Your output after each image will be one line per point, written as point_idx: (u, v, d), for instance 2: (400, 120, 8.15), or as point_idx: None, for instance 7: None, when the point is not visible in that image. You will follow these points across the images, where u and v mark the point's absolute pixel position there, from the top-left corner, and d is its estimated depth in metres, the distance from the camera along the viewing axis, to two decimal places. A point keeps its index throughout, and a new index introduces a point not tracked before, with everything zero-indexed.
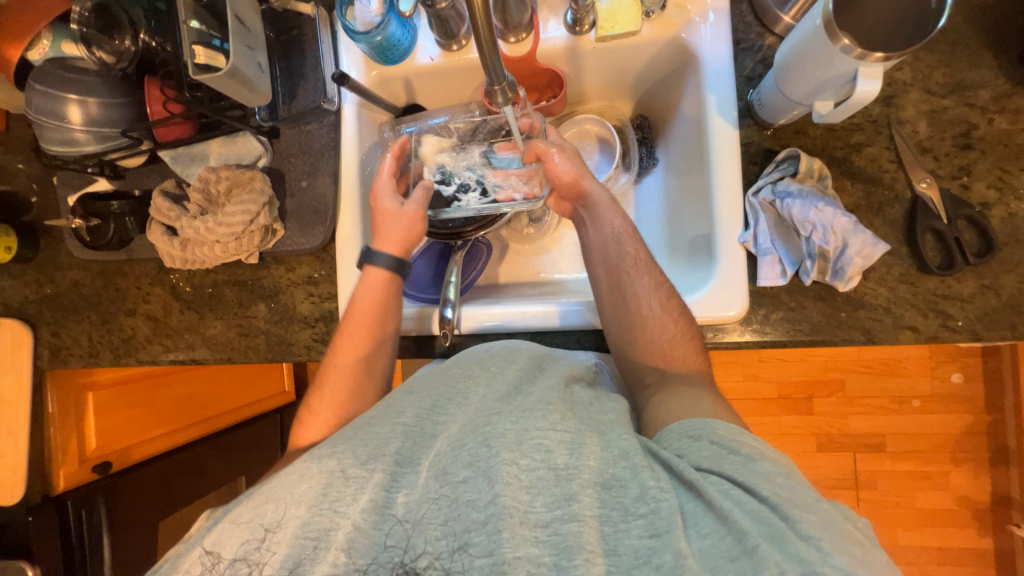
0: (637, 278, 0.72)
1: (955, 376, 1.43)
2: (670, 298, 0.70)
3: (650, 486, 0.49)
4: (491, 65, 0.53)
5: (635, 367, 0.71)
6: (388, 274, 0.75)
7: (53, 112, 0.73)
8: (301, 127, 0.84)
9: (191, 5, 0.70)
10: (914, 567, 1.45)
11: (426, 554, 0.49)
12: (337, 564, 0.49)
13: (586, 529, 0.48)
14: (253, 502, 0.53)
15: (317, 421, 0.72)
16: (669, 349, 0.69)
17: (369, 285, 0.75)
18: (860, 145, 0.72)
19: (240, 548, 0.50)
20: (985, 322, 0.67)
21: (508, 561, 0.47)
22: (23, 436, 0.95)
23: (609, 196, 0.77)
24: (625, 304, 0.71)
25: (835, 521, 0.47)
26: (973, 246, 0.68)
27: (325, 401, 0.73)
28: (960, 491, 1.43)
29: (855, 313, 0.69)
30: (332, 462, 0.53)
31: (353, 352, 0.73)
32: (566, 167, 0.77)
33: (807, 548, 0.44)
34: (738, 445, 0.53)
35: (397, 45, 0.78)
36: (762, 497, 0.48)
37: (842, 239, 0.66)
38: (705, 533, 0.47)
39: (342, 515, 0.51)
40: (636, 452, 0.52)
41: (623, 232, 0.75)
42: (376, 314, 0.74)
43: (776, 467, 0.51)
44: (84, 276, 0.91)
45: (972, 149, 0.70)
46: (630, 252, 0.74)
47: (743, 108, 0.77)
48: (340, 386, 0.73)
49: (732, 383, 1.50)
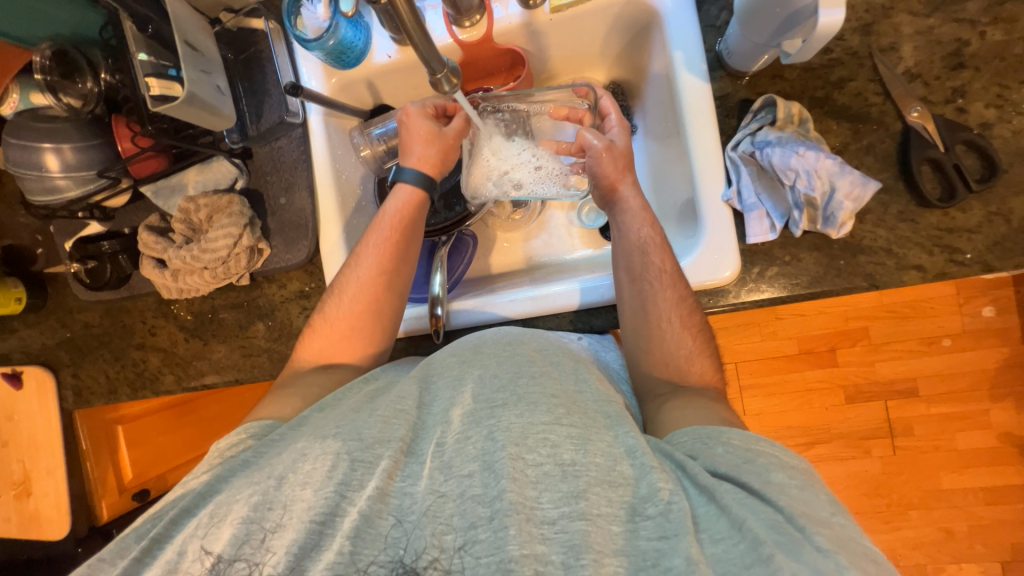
0: (660, 292, 0.66)
1: (987, 309, 1.36)
2: (691, 314, 0.66)
3: (660, 488, 0.47)
4: (428, 54, 0.51)
5: (647, 372, 0.67)
6: (419, 193, 0.76)
7: (30, 164, 0.75)
8: (271, 144, 0.84)
9: (141, 38, 0.70)
10: (961, 510, 1.40)
11: (428, 555, 0.46)
12: (342, 553, 0.46)
13: (594, 530, 0.45)
14: (252, 477, 0.51)
15: (326, 333, 0.72)
16: (687, 366, 0.65)
17: (398, 201, 0.75)
18: (842, 81, 0.68)
19: (240, 538, 0.48)
20: (996, 251, 0.63)
21: (514, 559, 0.44)
22: (60, 473, 1.01)
23: (640, 202, 0.72)
24: (644, 313, 0.67)
25: (850, 536, 0.44)
26: (976, 172, 0.64)
27: (339, 313, 0.72)
28: (1001, 427, 1.38)
29: (855, 259, 0.66)
30: (336, 443, 0.51)
31: (378, 267, 0.72)
32: (606, 164, 0.72)
33: (825, 561, 0.41)
34: (753, 455, 0.51)
35: (351, 47, 0.77)
36: (777, 506, 0.46)
37: (829, 182, 0.63)
38: (718, 539, 0.44)
39: (349, 501, 0.49)
40: (643, 451, 0.49)
41: (651, 242, 0.69)
42: (402, 233, 0.73)
43: (792, 478, 0.48)
44: (94, 317, 0.94)
45: (965, 68, 0.66)
46: (655, 263, 0.67)
47: (712, 59, 0.73)
48: (354, 297, 0.71)
49: (750, 346, 1.46)
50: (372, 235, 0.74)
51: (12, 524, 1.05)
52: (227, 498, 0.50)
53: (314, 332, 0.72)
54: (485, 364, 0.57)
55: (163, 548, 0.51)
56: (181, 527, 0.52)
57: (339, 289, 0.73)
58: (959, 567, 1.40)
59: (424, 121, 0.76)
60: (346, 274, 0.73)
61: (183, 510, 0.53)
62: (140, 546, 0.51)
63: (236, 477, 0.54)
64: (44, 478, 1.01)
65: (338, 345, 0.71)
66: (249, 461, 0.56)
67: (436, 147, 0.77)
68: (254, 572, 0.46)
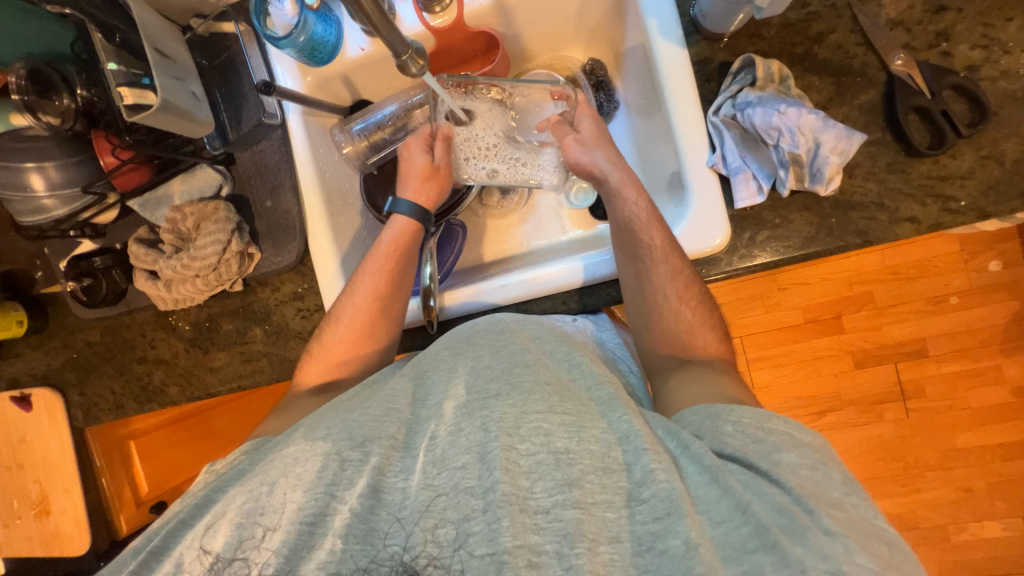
0: (655, 268, 0.65)
1: (993, 264, 1.34)
2: (688, 287, 0.65)
3: (654, 470, 0.46)
4: (391, 36, 0.50)
5: (651, 352, 0.68)
6: (414, 223, 0.77)
7: (15, 185, 0.77)
8: (253, 148, 0.84)
9: (109, 48, 0.70)
10: (978, 468, 1.38)
11: (425, 554, 0.46)
12: (334, 552, 0.46)
13: (588, 517, 0.45)
14: (247, 485, 0.51)
15: (322, 361, 0.73)
16: (689, 339, 0.65)
17: (394, 230, 0.77)
18: (822, 35, 0.67)
19: (235, 542, 0.48)
20: (991, 196, 0.62)
21: (508, 551, 0.44)
22: (76, 491, 1.02)
23: (622, 177, 0.72)
24: (641, 290, 0.66)
25: (862, 518, 0.45)
26: (966, 116, 0.63)
27: (336, 338, 0.73)
28: (1014, 381, 1.36)
29: (846, 216, 0.65)
30: (327, 443, 0.51)
31: (373, 293, 0.73)
32: (579, 153, 0.75)
33: (832, 545, 0.41)
34: (764, 434, 0.50)
35: (323, 42, 0.76)
36: (785, 488, 0.45)
37: (813, 138, 0.62)
38: (719, 521, 0.44)
39: (340, 500, 0.49)
40: (637, 435, 0.49)
41: (639, 218, 0.68)
42: (397, 259, 0.75)
43: (803, 458, 0.48)
44: (95, 334, 0.95)
45: (948, 10, 0.64)
46: (645, 239, 0.66)
47: (688, 25, 0.72)
48: (350, 323, 0.72)
49: (754, 318, 1.44)
50: (367, 262, 0.75)
51: (33, 544, 1.07)
52: (223, 505, 0.51)
53: (313, 359, 0.73)
54: (478, 354, 0.57)
55: (164, 558, 0.51)
56: (180, 539, 0.52)
57: (337, 315, 0.74)
58: (979, 525, 1.39)
59: (420, 155, 0.79)
60: (342, 301, 0.74)
61: (184, 519, 0.53)
62: (139, 558, 0.51)
63: (231, 487, 0.54)
64: (61, 497, 1.03)
65: (336, 369, 0.72)
66: (245, 472, 0.56)
67: (428, 179, 0.79)
68: (252, 571, 0.46)
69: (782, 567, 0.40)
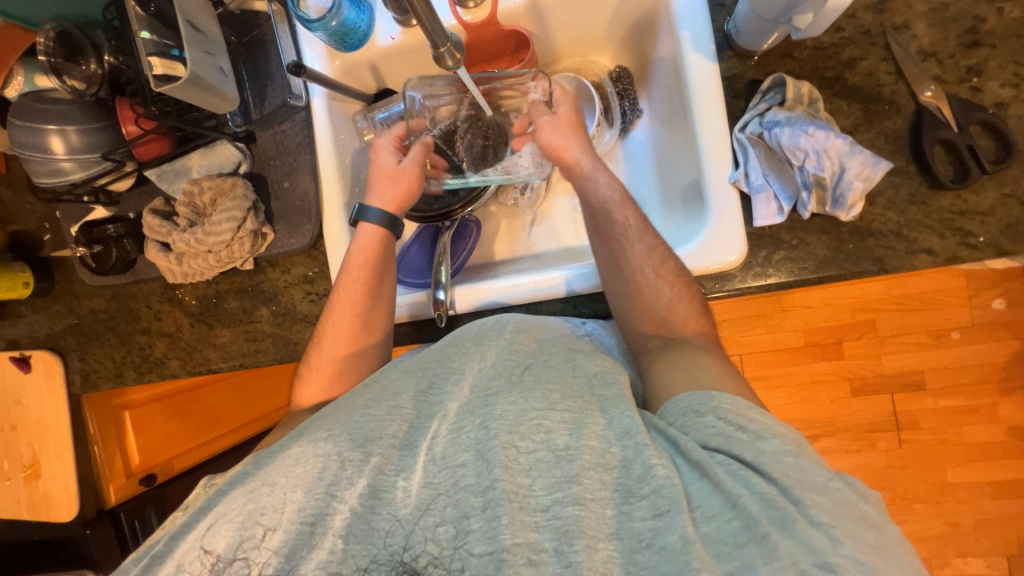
0: (630, 246, 0.68)
1: (997, 302, 1.34)
2: (664, 262, 0.66)
3: (654, 465, 0.46)
4: (432, 27, 0.50)
5: (635, 333, 0.67)
6: (379, 231, 0.76)
7: (36, 146, 0.75)
8: (275, 128, 0.84)
9: (143, 17, 0.70)
10: (967, 504, 1.39)
11: (426, 554, 0.46)
12: (334, 552, 0.46)
13: (588, 514, 0.45)
14: (248, 488, 0.51)
15: (317, 379, 0.73)
16: (669, 314, 0.65)
17: (362, 240, 0.75)
18: (854, 61, 0.67)
19: (236, 543, 0.48)
20: (1008, 234, 0.62)
21: (507, 548, 0.44)
22: (69, 456, 1.02)
23: (594, 159, 0.73)
24: (618, 271, 0.68)
25: (847, 502, 0.44)
26: (990, 153, 0.63)
27: (324, 356, 0.74)
28: (1010, 421, 1.37)
29: (864, 243, 0.65)
30: (329, 445, 0.51)
31: (351, 308, 0.73)
32: (553, 136, 0.74)
33: (816, 535, 0.41)
34: (747, 421, 0.50)
35: (354, 28, 0.77)
36: (771, 478, 0.45)
37: (839, 163, 0.62)
38: (710, 516, 0.44)
39: (339, 500, 0.48)
40: (638, 430, 0.49)
41: (611, 200, 0.70)
42: (370, 271, 0.74)
43: (786, 445, 0.48)
44: (100, 302, 0.94)
45: (980, 46, 0.64)
46: (619, 219, 0.69)
47: (721, 40, 0.72)
48: (333, 343, 0.74)
49: (756, 337, 1.44)
50: (340, 278, 0.74)
51: (22, 507, 1.06)
52: (223, 508, 0.51)
53: (306, 379, 0.74)
54: (486, 354, 0.57)
55: (167, 561, 0.50)
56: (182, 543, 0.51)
57: (324, 333, 0.75)
58: (964, 560, 1.39)
59: (386, 157, 0.78)
60: (325, 320, 0.75)
61: (184, 525, 0.52)
62: (143, 564, 0.51)
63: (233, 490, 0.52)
64: (53, 462, 1.03)
65: (331, 384, 0.73)
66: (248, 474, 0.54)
67: (395, 180, 0.77)
68: (253, 571, 0.47)
69: (771, 561, 0.40)
